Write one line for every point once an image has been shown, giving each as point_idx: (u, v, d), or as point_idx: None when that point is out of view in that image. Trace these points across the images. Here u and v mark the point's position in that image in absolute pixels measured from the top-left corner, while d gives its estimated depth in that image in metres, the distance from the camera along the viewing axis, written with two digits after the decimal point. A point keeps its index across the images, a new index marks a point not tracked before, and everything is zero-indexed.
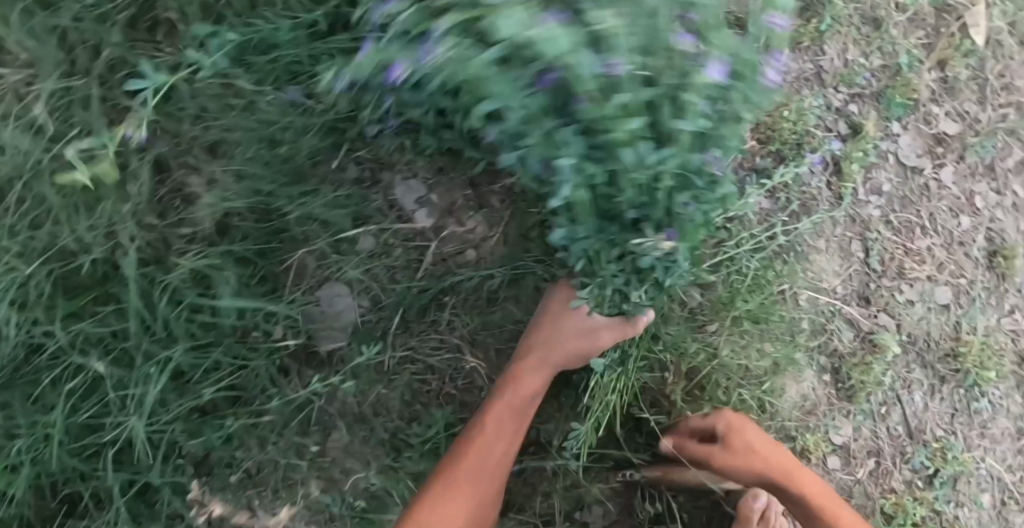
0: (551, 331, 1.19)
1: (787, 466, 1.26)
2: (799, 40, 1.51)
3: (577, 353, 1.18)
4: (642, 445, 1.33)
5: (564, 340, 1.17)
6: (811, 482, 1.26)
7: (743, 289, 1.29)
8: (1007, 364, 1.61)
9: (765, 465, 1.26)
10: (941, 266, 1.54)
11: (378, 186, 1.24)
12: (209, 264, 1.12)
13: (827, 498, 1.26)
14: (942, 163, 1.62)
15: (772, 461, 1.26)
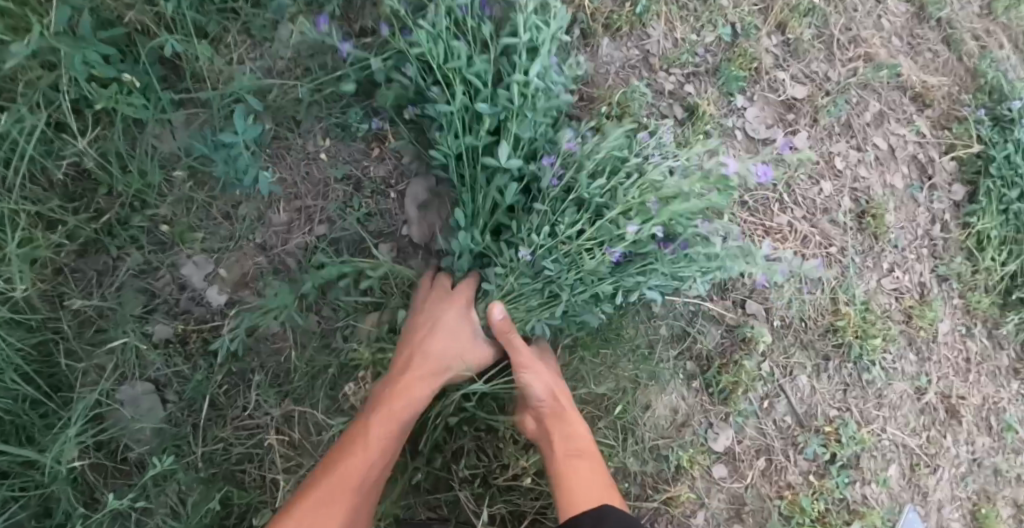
0: (449, 319, 1.11)
1: (563, 395, 1.16)
2: (615, 28, 1.41)
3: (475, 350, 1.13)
4: (494, 501, 1.23)
5: (458, 339, 1.11)
6: (570, 422, 1.15)
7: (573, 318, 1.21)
8: (893, 326, 1.56)
9: (544, 381, 1.14)
10: (805, 240, 1.48)
11: (160, 268, 1.12)
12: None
13: (581, 440, 1.15)
14: (795, 129, 1.55)
15: (552, 379, 1.15)
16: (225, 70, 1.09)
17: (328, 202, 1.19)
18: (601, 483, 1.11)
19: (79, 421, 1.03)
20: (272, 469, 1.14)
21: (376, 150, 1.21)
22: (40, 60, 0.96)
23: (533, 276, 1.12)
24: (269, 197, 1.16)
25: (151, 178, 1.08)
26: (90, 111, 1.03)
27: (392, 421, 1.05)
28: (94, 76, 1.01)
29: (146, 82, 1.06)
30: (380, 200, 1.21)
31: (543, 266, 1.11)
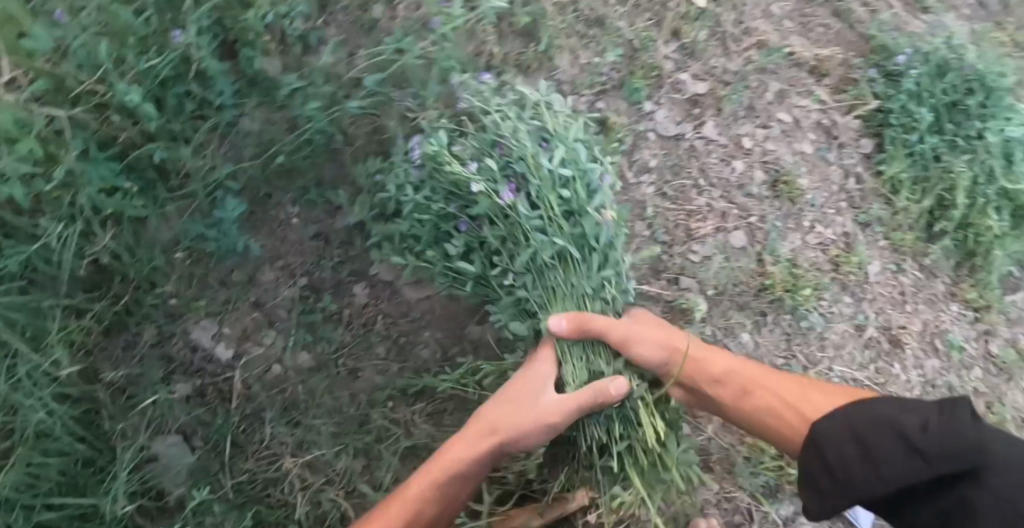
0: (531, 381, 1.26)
1: (680, 347, 1.34)
2: (525, 68, 1.66)
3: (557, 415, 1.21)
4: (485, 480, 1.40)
5: (521, 393, 1.25)
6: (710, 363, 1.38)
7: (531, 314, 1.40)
8: (823, 276, 1.74)
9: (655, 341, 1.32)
10: (725, 215, 1.68)
11: (174, 336, 1.35)
12: (29, 462, 1.15)
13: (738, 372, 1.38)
14: (703, 120, 1.76)
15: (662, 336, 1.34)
16: (207, 165, 1.32)
17: (304, 257, 1.42)
18: (805, 396, 1.31)
19: (126, 470, 1.25)
20: (288, 488, 1.33)
21: (338, 208, 1.44)
22: (59, 185, 1.19)
23: (538, 269, 1.27)
24: (255, 262, 1.40)
25: (157, 263, 1.31)
26: (104, 218, 1.25)
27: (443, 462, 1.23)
28: (102, 189, 1.24)
29: (144, 187, 1.29)
30: (348, 248, 1.44)
31: (535, 261, 1.27)
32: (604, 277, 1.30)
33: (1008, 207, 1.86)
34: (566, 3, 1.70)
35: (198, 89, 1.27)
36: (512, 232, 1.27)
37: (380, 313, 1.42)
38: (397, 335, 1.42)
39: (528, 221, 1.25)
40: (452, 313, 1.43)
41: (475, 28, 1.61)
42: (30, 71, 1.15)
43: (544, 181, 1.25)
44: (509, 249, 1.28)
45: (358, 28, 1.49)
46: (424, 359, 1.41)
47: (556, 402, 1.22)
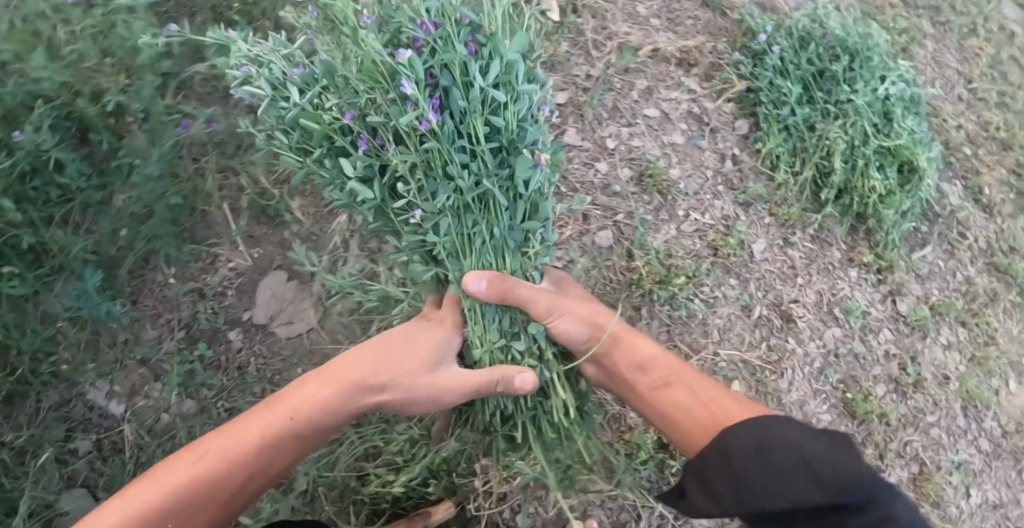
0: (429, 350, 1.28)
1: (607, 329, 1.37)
2: None
3: (441, 398, 1.28)
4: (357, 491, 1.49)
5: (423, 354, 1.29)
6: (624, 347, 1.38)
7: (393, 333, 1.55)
8: (702, 262, 1.77)
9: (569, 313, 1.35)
10: (589, 216, 1.75)
11: (71, 399, 1.50)
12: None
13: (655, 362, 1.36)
14: (565, 128, 1.83)
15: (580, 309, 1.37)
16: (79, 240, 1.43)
17: (180, 313, 1.55)
18: (720, 398, 1.28)
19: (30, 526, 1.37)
20: None
21: (208, 263, 1.58)
22: None
23: (458, 207, 1.30)
24: (137, 322, 1.53)
25: (45, 335, 1.42)
26: None
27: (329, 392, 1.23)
28: None
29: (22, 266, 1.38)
30: (220, 299, 1.56)
31: (454, 201, 1.29)
32: (525, 227, 1.35)
33: (892, 164, 1.86)
34: None
35: (57, 177, 1.41)
36: (431, 164, 1.27)
37: (252, 354, 1.55)
38: (268, 371, 1.54)
39: (454, 159, 1.26)
40: (315, 345, 1.56)
41: None
42: None
43: (471, 106, 1.22)
44: (428, 181, 1.28)
45: (215, 99, 1.64)
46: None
47: (454, 378, 1.28)
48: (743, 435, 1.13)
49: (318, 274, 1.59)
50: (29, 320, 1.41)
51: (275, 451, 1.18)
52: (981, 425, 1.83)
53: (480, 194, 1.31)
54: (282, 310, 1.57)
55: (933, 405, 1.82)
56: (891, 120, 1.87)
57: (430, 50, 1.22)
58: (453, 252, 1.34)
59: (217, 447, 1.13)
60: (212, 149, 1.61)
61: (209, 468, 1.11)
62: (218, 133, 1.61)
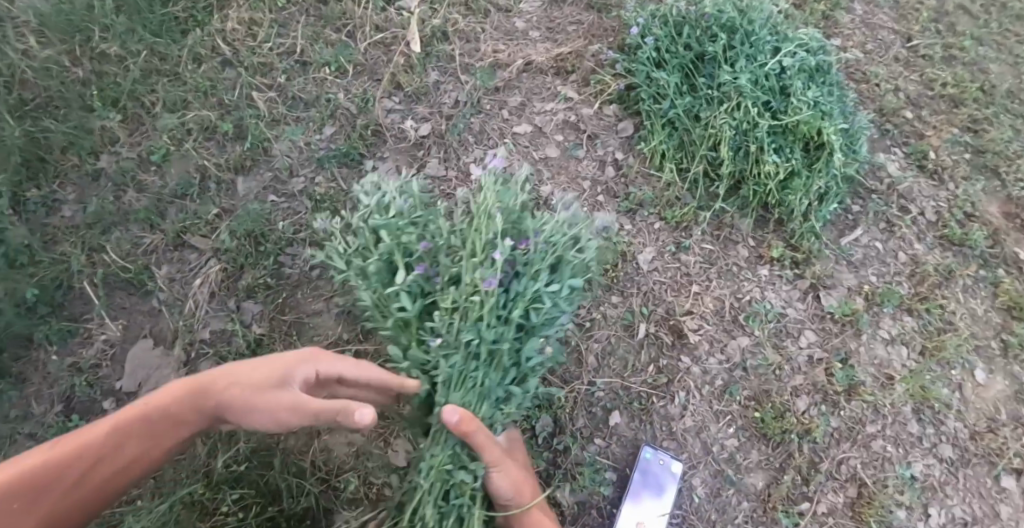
0: (284, 362, 1.26)
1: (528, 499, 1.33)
2: (241, 165, 1.77)
3: (282, 412, 1.22)
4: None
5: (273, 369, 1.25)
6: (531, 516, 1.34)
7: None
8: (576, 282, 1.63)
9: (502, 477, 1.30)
10: None
11: None
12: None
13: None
14: (427, 160, 1.78)
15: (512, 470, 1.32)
16: None
17: (55, 388, 1.62)
18: None
19: None
20: None
21: (84, 339, 1.65)
22: None
23: (469, 354, 1.37)
24: (17, 400, 1.61)
25: None
26: None
27: (179, 397, 1.22)
28: None
29: None
30: (95, 372, 1.63)
31: (466, 347, 1.36)
32: (514, 389, 1.40)
33: (793, 145, 1.65)
34: (276, 97, 1.86)
35: None
36: (465, 313, 1.37)
37: None
38: None
39: (482, 321, 1.34)
40: None
41: (186, 148, 1.78)
42: None
43: (524, 293, 1.36)
44: (450, 323, 1.36)
45: (87, 182, 1.75)
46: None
47: (291, 397, 1.22)
48: None
49: (178, 338, 1.62)
50: None
51: (115, 447, 1.17)
52: (940, 428, 1.54)
53: (492, 350, 1.39)
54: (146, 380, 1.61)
55: (873, 413, 1.54)
56: (788, 98, 1.66)
57: (526, 253, 1.43)
58: (448, 384, 1.37)
59: (75, 431, 1.16)
60: (80, 230, 1.70)
61: (57, 453, 1.12)
62: (87, 214, 1.71)
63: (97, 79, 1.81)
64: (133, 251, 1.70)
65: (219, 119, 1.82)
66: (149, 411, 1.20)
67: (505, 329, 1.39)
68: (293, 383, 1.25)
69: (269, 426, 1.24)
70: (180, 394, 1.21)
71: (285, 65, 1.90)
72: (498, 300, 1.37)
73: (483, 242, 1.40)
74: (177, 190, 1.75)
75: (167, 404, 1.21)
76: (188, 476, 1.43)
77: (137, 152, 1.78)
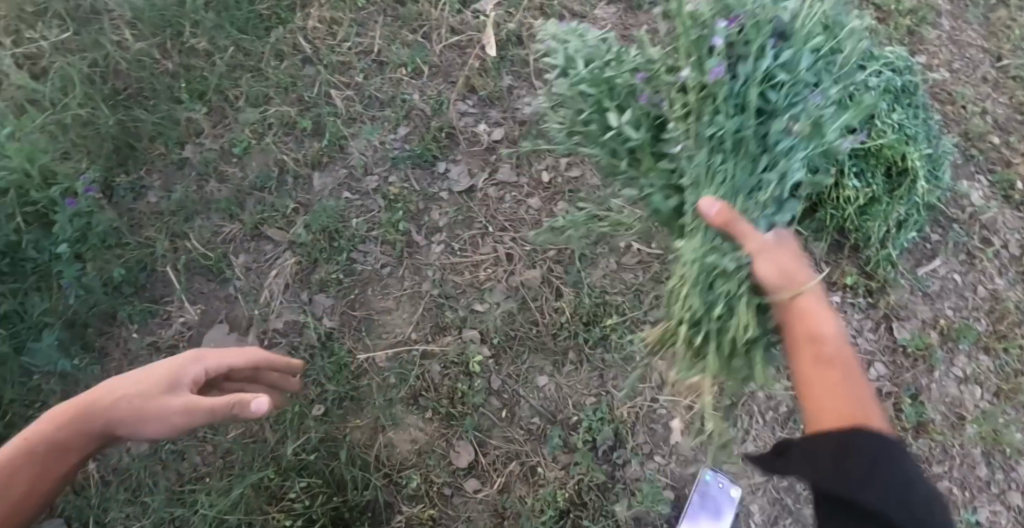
0: (166, 368, 1.18)
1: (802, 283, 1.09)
2: (319, 162, 1.82)
3: (178, 415, 1.13)
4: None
5: (153, 377, 1.16)
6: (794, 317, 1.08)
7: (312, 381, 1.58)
8: (644, 298, 1.63)
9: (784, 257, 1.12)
10: (516, 257, 1.66)
11: None
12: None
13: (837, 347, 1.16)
14: (499, 165, 1.79)
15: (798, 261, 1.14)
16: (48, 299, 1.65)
17: (136, 365, 1.70)
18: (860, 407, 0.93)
19: None
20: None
21: (164, 318, 1.72)
22: None
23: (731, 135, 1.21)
24: (102, 373, 1.70)
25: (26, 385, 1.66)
26: None
27: (55, 422, 1.10)
28: None
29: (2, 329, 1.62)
30: (173, 352, 1.70)
31: (758, 99, 1.22)
32: (767, 182, 1.22)
33: (877, 169, 1.59)
34: (353, 96, 1.91)
35: (21, 251, 1.63)
36: (707, 95, 1.20)
37: None
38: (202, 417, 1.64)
39: (709, 124, 1.19)
40: None
41: (267, 142, 1.84)
42: None
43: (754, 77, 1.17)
44: (672, 132, 1.23)
45: (171, 170, 1.82)
46: (229, 438, 1.61)
47: (181, 403, 1.13)
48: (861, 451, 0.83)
49: (253, 326, 1.67)
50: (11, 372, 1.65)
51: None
52: (1009, 475, 1.51)
53: (737, 138, 1.21)
54: None
55: (940, 452, 1.52)
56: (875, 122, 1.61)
57: (741, 33, 1.20)
58: (695, 182, 1.24)
59: None
60: (165, 216, 1.78)
61: None
62: (172, 201, 1.78)
63: (185, 72, 1.89)
64: (213, 239, 1.77)
65: (298, 114, 1.88)
66: (35, 439, 1.09)
67: (745, 117, 1.20)
68: (180, 389, 1.17)
69: (169, 434, 1.15)
70: (62, 417, 1.10)
71: (363, 64, 1.95)
72: (729, 87, 1.19)
73: (695, 40, 1.22)
74: (257, 182, 1.81)
75: (52, 429, 1.09)
76: (260, 462, 1.51)
77: (220, 143, 1.84)
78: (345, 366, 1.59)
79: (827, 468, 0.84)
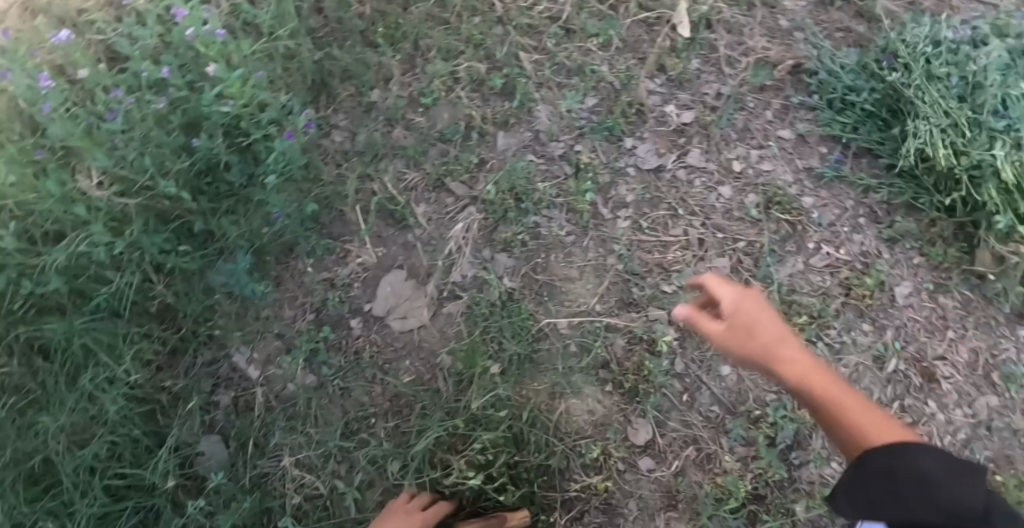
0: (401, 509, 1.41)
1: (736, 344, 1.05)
2: (506, 122, 1.82)
3: None
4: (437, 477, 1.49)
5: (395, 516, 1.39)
6: (761, 313, 1.03)
7: (493, 340, 1.59)
8: (828, 302, 1.61)
9: (727, 307, 1.04)
10: (704, 243, 1.65)
11: (220, 359, 1.74)
12: (108, 439, 1.61)
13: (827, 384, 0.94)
14: (688, 149, 1.77)
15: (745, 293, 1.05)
16: (237, 224, 1.67)
17: (312, 299, 1.72)
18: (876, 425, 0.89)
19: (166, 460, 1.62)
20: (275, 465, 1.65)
21: (342, 256, 1.74)
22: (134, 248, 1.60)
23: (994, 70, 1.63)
24: (277, 303, 1.74)
25: (206, 304, 1.70)
26: (170, 272, 1.67)
27: None
28: (164, 251, 1.63)
29: (195, 249, 1.67)
30: (348, 290, 1.71)
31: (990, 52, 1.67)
32: None
33: None
34: (542, 59, 1.88)
35: (222, 176, 1.63)
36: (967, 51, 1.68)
37: (367, 343, 1.67)
38: (372, 358, 1.65)
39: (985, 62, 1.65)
40: (424, 341, 1.64)
41: (456, 96, 1.83)
42: (109, 178, 1.53)
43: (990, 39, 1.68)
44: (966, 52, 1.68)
45: (360, 111, 1.82)
46: (401, 383, 1.62)
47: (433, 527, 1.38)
48: (881, 461, 0.84)
49: (433, 276, 1.68)
50: (195, 290, 1.69)
51: None
52: None
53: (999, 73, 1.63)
54: (393, 309, 1.67)
55: None
56: None
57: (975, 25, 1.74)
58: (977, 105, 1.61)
59: None
60: (352, 157, 1.79)
61: None
62: (361, 143, 1.79)
63: (380, 16, 1.87)
64: (395, 186, 1.77)
65: (487, 72, 1.86)
66: None
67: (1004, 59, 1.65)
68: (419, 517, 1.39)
69: None
70: None
71: (554, 29, 1.92)
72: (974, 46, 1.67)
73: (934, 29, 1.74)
74: (443, 133, 1.81)
75: None
76: (440, 412, 1.55)
77: (409, 92, 1.84)
78: (526, 329, 1.60)
79: (877, 494, 0.84)
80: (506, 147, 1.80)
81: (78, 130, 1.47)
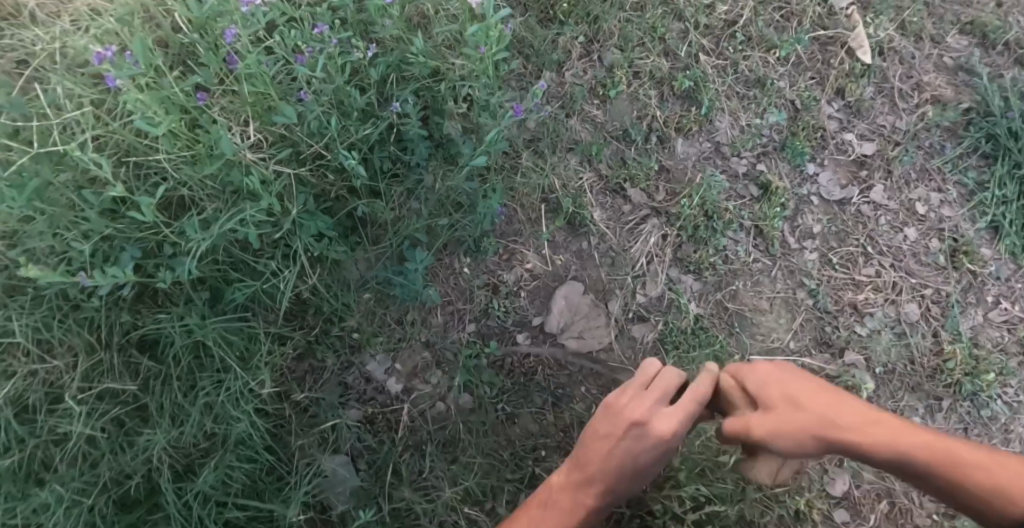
0: (622, 411, 1.26)
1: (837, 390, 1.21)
2: (686, 128, 1.65)
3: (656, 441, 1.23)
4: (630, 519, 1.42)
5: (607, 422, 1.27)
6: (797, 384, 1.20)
7: (689, 372, 1.47)
8: (1010, 359, 1.57)
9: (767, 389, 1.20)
10: (895, 287, 1.59)
11: (352, 365, 1.47)
12: (229, 459, 1.31)
13: (912, 441, 1.14)
14: (871, 184, 1.69)
15: (773, 382, 1.20)
16: (399, 210, 1.41)
17: (473, 306, 1.50)
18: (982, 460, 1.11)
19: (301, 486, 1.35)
20: (425, 493, 1.42)
21: (505, 259, 1.52)
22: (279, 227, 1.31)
23: None
24: (427, 306, 1.49)
25: (345, 299, 1.42)
26: (314, 260, 1.39)
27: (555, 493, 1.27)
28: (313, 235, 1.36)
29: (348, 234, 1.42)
30: (514, 299, 1.50)
31: None
32: None
33: None
34: (723, 65, 1.72)
35: (396, 150, 1.37)
36: None
37: (539, 363, 1.48)
38: (543, 381, 1.47)
39: None
40: (608, 366, 1.48)
41: (638, 91, 1.64)
42: (269, 137, 1.25)
43: None
44: None
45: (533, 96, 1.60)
46: (583, 412, 1.45)
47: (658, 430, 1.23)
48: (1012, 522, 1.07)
49: (618, 296, 1.52)
50: (338, 282, 1.42)
51: None
52: None
53: None
54: (566, 326, 1.49)
55: None
56: None
57: None
58: None
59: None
60: (521, 144, 1.56)
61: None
62: (533, 131, 1.56)
63: None
64: (570, 185, 1.55)
65: (669, 70, 1.68)
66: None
67: None
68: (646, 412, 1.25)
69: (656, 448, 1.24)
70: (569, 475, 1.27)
71: (732, 33, 1.74)
72: None
73: None
74: (623, 130, 1.62)
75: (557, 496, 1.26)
76: None
77: (586, 80, 1.63)
78: (719, 362, 1.48)
79: None
80: (685, 154, 1.64)
81: (266, 74, 1.16)
